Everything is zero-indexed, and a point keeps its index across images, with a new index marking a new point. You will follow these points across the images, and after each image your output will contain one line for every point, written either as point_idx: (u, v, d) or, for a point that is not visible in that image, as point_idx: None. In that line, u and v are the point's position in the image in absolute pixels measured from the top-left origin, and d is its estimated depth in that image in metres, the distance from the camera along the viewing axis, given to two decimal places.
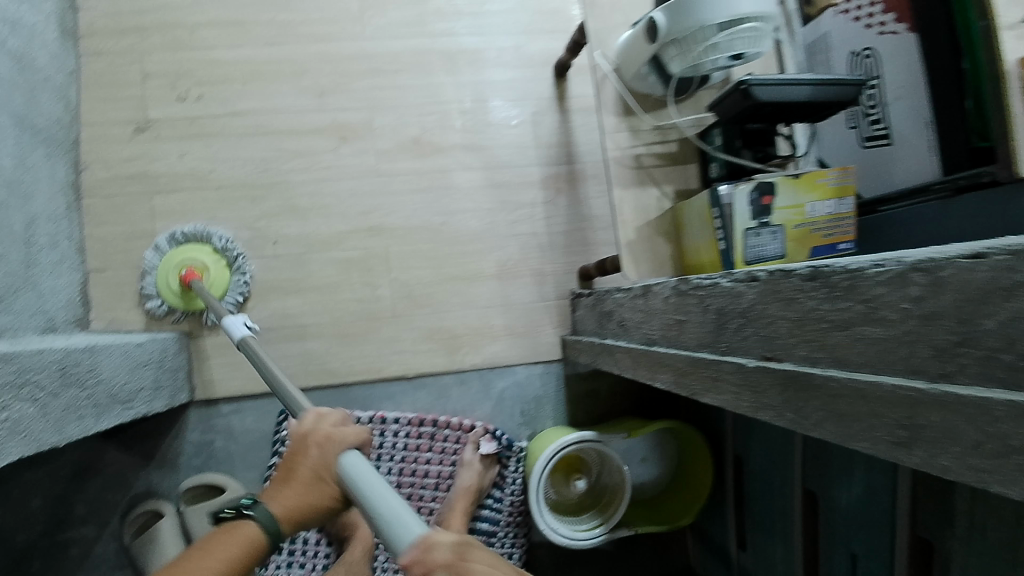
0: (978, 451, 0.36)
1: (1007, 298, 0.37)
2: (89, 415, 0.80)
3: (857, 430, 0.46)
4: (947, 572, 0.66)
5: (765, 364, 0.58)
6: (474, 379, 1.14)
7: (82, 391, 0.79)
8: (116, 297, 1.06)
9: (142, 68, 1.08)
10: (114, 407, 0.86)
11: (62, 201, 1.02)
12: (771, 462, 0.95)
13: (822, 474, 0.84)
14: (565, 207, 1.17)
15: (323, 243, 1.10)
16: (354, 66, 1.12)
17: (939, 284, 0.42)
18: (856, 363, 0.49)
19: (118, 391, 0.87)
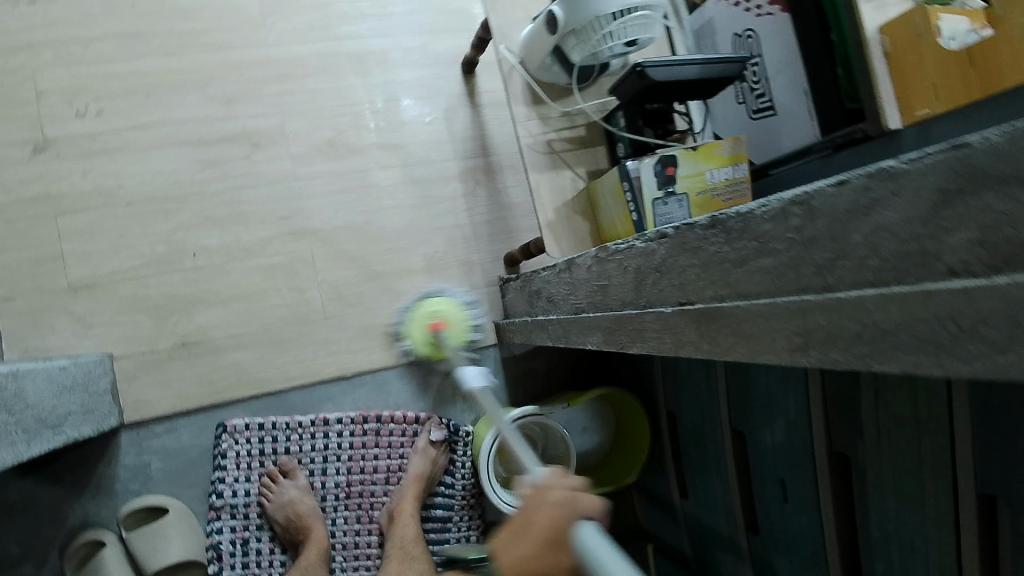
0: (860, 339, 0.44)
1: (867, 213, 0.44)
2: (20, 441, 0.78)
3: (763, 346, 0.53)
4: (862, 479, 0.75)
5: (681, 309, 0.64)
6: (413, 372, 1.16)
7: (11, 418, 0.77)
8: (27, 325, 1.02)
9: (34, 86, 1.04)
10: (44, 432, 0.83)
11: None
12: (700, 412, 1.03)
13: (747, 415, 0.92)
14: (485, 197, 1.21)
15: (247, 252, 1.09)
16: (261, 73, 1.11)
17: (813, 212, 0.49)
18: (755, 292, 0.56)
19: (46, 415, 0.84)
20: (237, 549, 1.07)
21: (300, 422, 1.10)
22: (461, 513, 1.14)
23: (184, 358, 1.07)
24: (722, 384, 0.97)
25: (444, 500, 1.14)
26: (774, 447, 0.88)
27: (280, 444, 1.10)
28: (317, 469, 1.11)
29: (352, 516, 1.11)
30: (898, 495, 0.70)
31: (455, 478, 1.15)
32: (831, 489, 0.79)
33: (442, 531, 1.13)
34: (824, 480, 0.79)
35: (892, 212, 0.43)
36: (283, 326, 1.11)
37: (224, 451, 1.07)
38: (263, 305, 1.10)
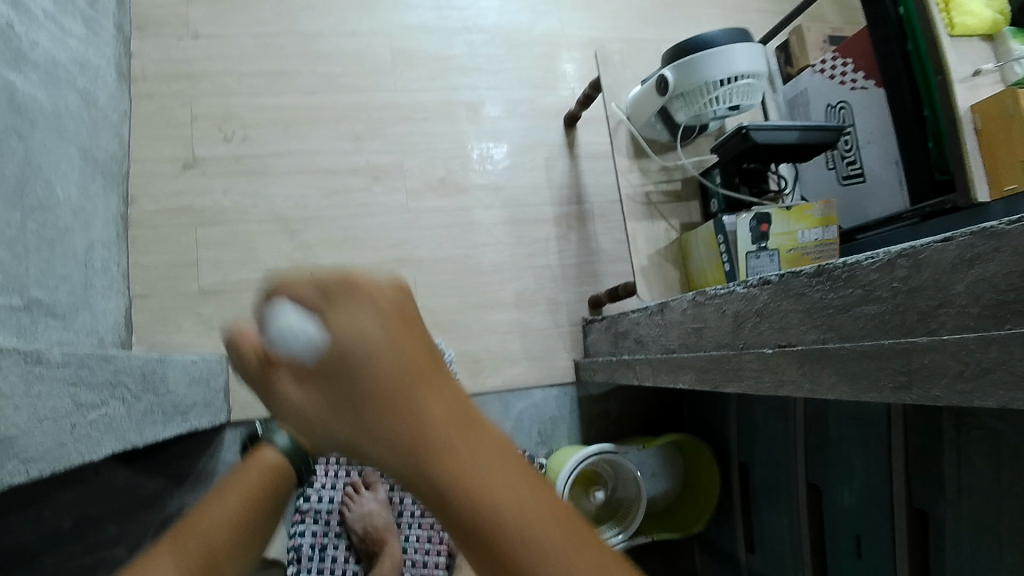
0: (961, 377, 0.48)
1: (971, 266, 0.50)
2: (159, 421, 0.87)
3: (866, 384, 0.57)
4: (942, 535, 0.77)
5: (782, 349, 0.68)
6: (495, 401, 1.21)
7: (155, 398, 0.86)
8: (157, 321, 1.12)
9: (191, 111, 1.18)
10: (176, 416, 0.92)
11: (113, 230, 1.09)
12: (774, 463, 1.06)
13: (823, 467, 0.95)
14: (576, 241, 1.28)
15: (356, 273, 1.19)
16: (386, 114, 1.23)
17: (919, 264, 0.54)
18: (858, 336, 0.60)
19: (179, 402, 0.93)
20: (316, 553, 1.12)
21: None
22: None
23: None
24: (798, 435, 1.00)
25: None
26: (850, 502, 0.90)
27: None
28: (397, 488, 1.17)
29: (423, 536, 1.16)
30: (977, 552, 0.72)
31: None
32: (910, 544, 0.81)
33: None
34: (903, 535, 0.81)
35: (995, 268, 0.48)
36: None
37: (315, 456, 1.15)
38: None
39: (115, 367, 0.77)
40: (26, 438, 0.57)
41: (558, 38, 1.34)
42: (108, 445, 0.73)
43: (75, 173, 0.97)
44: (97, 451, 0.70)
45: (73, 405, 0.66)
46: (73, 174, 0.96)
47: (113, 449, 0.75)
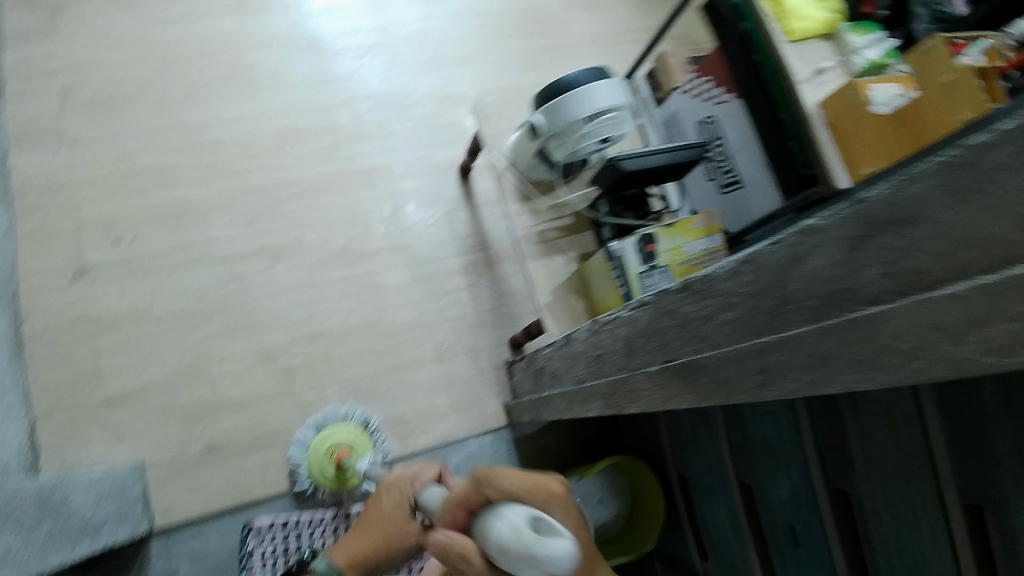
0: (809, 368, 0.50)
1: (800, 262, 0.52)
2: (65, 544, 0.83)
3: (736, 387, 0.59)
4: (862, 508, 0.79)
5: (667, 365, 0.70)
6: (429, 458, 1.20)
7: (54, 522, 0.83)
8: (64, 439, 1.08)
9: (77, 219, 1.16)
10: (87, 536, 0.88)
11: (7, 351, 1.05)
12: (709, 468, 1.09)
13: (751, 465, 0.97)
14: (487, 287, 1.29)
15: (267, 356, 1.17)
16: (278, 193, 1.24)
17: (758, 266, 0.57)
18: (724, 341, 0.62)
19: (89, 520, 0.89)
20: None
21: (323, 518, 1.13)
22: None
23: (210, 462, 1.12)
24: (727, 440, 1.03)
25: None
26: (780, 497, 0.92)
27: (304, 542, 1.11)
28: None
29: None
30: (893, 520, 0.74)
31: None
32: (837, 523, 0.82)
33: None
34: (829, 516, 0.83)
35: (818, 259, 0.51)
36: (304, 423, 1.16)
37: (250, 553, 1.08)
38: (284, 404, 1.16)
39: None
40: None
41: (439, 94, 1.37)
42: None
43: None
44: None
45: None
46: None
47: None
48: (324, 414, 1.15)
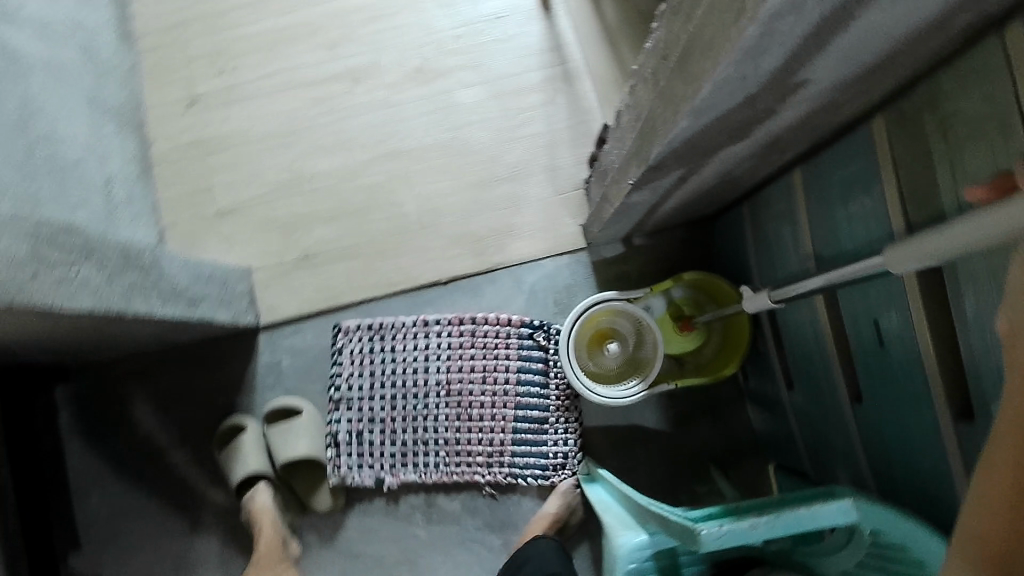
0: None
1: None
2: (156, 300, 0.94)
3: (800, 38, 0.52)
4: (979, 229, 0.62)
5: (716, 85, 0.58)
6: (504, 276, 1.21)
7: (146, 281, 0.93)
8: (194, 232, 1.18)
9: (186, 54, 1.20)
10: (180, 301, 0.99)
11: (134, 169, 1.14)
12: (792, 266, 0.96)
13: (846, 216, 0.82)
14: (565, 104, 1.22)
15: (355, 171, 1.21)
16: (356, 17, 1.23)
17: None
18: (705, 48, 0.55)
19: (182, 290, 1.00)
20: (354, 438, 1.17)
21: (403, 324, 1.17)
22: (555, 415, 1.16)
23: (303, 268, 1.19)
24: (816, 204, 0.88)
25: (538, 402, 1.17)
26: (861, 250, 0.81)
27: (386, 342, 1.18)
28: (419, 370, 1.18)
29: (456, 417, 1.17)
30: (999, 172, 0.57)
31: (550, 379, 1.17)
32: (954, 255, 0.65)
33: (542, 431, 1.16)
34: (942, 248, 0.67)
35: None
36: (385, 237, 1.20)
37: (339, 348, 1.17)
38: (364, 220, 1.20)
39: (94, 239, 0.85)
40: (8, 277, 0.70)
41: None
42: (86, 302, 0.82)
43: (79, 112, 1.04)
44: (73, 300, 0.80)
45: (36, 260, 0.76)
46: (74, 111, 1.03)
47: (92, 307, 0.83)
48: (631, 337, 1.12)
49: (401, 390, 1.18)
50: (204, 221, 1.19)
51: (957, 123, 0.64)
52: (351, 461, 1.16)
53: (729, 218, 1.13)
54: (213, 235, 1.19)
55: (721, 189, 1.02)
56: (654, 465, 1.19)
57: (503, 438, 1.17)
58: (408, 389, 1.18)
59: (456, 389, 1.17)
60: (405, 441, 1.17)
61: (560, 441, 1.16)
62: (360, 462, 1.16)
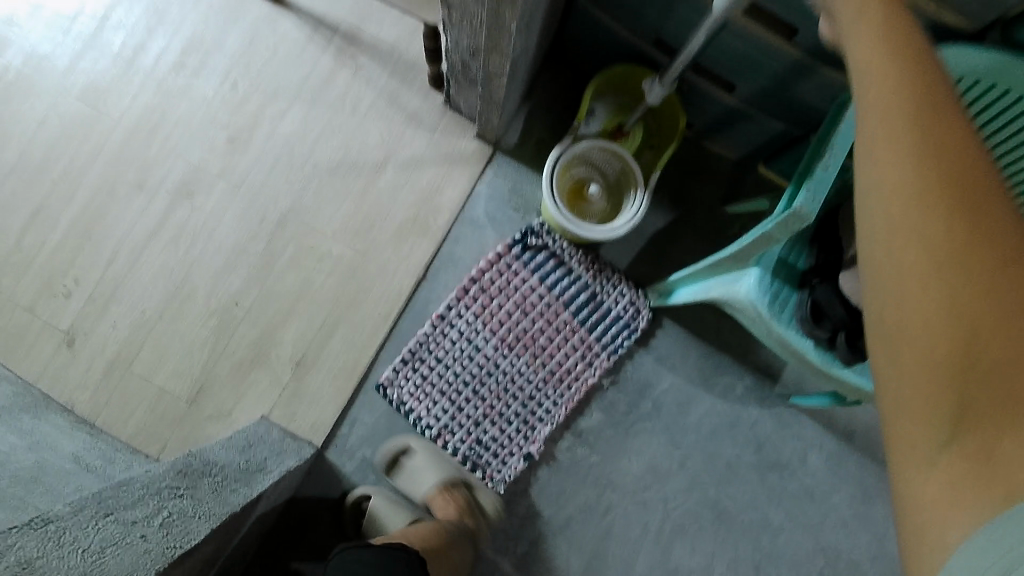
0: None
1: None
2: (241, 485, 0.84)
3: None
4: None
5: None
6: (461, 228, 1.18)
7: (217, 477, 0.83)
8: (188, 434, 1.05)
9: (24, 305, 1.06)
10: (255, 473, 0.89)
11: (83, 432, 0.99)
12: (654, 3, 0.99)
13: None
14: (372, 61, 1.19)
15: (265, 262, 1.11)
16: (136, 145, 1.11)
17: None
18: None
19: (246, 465, 0.90)
20: (479, 449, 1.13)
21: (427, 334, 1.12)
22: (598, 283, 1.18)
23: (307, 373, 1.10)
24: None
25: (576, 286, 1.18)
26: None
27: (429, 359, 1.12)
28: (472, 354, 1.14)
29: (533, 357, 1.16)
30: None
31: (568, 261, 1.18)
32: None
33: (599, 302, 1.18)
34: None
35: None
36: (343, 287, 1.13)
37: (400, 400, 1.11)
38: (313, 290, 1.12)
39: (143, 481, 0.74)
40: (118, 557, 0.61)
41: None
42: (206, 526, 0.72)
43: None
44: (192, 536, 0.69)
45: (130, 525, 0.66)
46: None
47: (212, 526, 0.73)
48: (596, 171, 1.15)
49: (475, 381, 1.14)
50: (186, 418, 1.06)
51: None
52: (495, 466, 1.13)
53: (572, 27, 1.16)
54: (205, 422, 1.06)
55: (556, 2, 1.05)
56: (689, 243, 1.25)
57: (580, 336, 1.18)
58: (480, 376, 1.14)
59: (512, 339, 1.16)
60: (518, 411, 1.15)
61: (618, 296, 1.19)
62: (503, 459, 1.13)
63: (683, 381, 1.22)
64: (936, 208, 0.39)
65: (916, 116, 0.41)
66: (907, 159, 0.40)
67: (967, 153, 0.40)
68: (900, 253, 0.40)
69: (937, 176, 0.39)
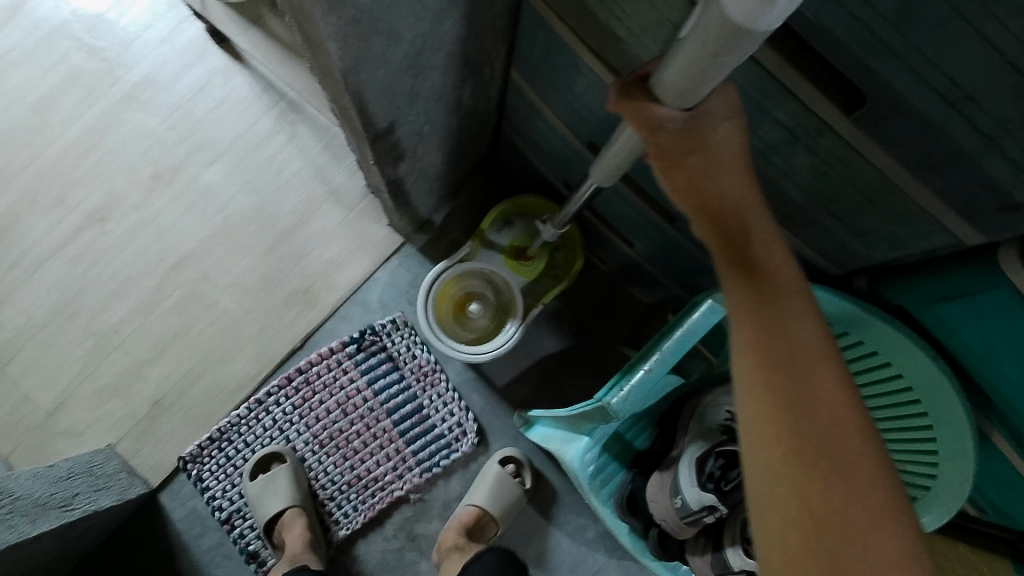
0: None
1: None
2: (22, 523, 0.86)
3: None
4: (645, 26, 0.66)
5: (352, 36, 0.60)
6: (352, 308, 1.20)
7: (2, 510, 0.85)
8: (35, 443, 1.10)
9: None
10: (49, 511, 0.91)
11: None
12: (561, 150, 1.04)
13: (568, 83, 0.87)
14: (309, 130, 1.22)
15: (155, 300, 1.16)
16: (68, 164, 1.18)
17: None
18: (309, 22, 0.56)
19: (45, 499, 0.92)
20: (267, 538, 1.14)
21: (237, 415, 1.14)
22: (426, 396, 1.19)
23: (163, 414, 1.14)
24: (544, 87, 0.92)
25: (402, 397, 1.19)
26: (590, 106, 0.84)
27: (236, 440, 1.15)
28: (285, 442, 1.16)
29: (348, 456, 1.18)
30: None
31: (403, 369, 1.20)
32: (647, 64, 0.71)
33: (423, 417, 1.19)
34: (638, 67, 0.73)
35: None
36: (220, 339, 1.16)
37: (198, 475, 1.13)
38: (192, 335, 1.16)
39: None
40: None
41: None
42: None
43: None
44: None
45: None
46: None
47: None
48: (488, 288, 1.16)
49: None
50: (38, 429, 1.11)
51: None
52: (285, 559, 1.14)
53: (505, 142, 1.18)
54: (55, 437, 1.11)
55: (473, 123, 1.05)
56: (578, 375, 1.23)
57: (397, 447, 1.19)
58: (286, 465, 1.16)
59: (331, 434, 1.17)
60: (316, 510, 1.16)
61: (444, 413, 1.20)
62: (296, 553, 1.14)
63: (532, 511, 1.20)
64: (782, 406, 0.48)
65: (770, 311, 0.51)
66: (761, 361, 0.50)
67: (824, 396, 0.49)
68: (772, 474, 0.47)
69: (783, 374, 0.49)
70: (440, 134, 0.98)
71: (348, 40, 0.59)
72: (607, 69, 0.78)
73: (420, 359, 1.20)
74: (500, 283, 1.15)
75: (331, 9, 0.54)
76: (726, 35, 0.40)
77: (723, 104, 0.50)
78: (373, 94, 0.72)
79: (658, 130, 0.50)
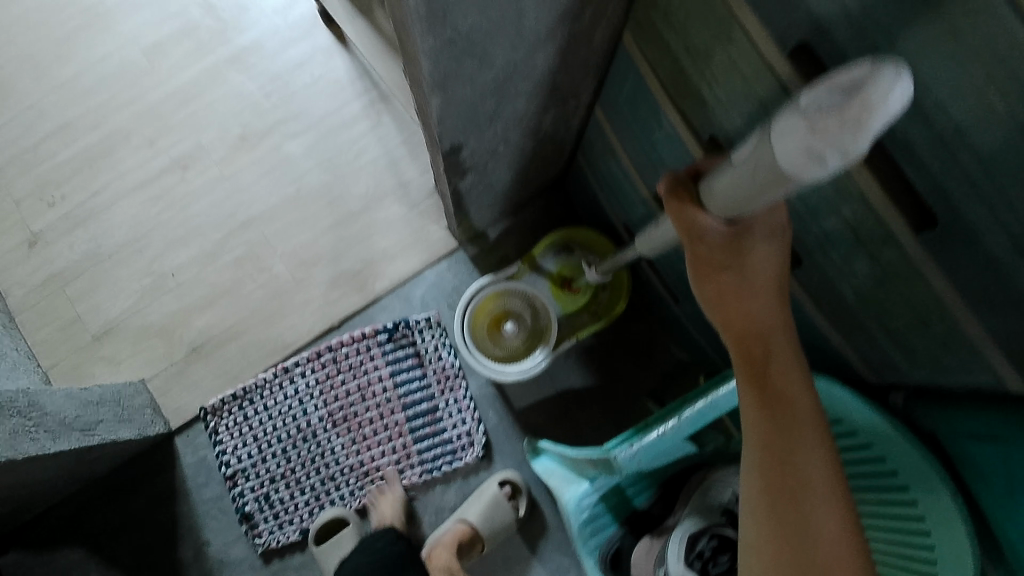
0: None
1: None
2: (44, 438, 0.91)
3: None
4: (731, 100, 0.66)
5: (442, 58, 0.62)
6: (393, 300, 1.22)
7: (28, 422, 0.90)
8: (78, 363, 1.17)
9: (13, 197, 1.21)
10: (70, 432, 0.96)
11: None
12: (629, 193, 1.03)
13: (646, 134, 0.87)
14: (392, 123, 1.26)
15: (214, 254, 1.21)
16: (165, 110, 1.24)
17: None
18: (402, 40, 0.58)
19: (70, 419, 0.97)
20: (263, 503, 1.17)
21: (265, 378, 1.18)
22: (443, 399, 1.21)
23: (198, 362, 1.19)
24: (622, 131, 0.92)
25: (421, 395, 1.21)
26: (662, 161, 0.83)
27: (257, 402, 1.18)
28: (300, 414, 1.19)
29: (355, 440, 1.20)
30: (730, 53, 0.62)
31: (426, 367, 1.22)
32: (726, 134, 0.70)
33: (436, 419, 1.21)
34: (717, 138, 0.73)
35: None
36: (264, 303, 1.21)
37: (215, 428, 1.17)
38: (240, 294, 1.21)
39: None
40: None
41: None
42: None
43: None
44: None
45: None
46: None
47: None
48: (527, 310, 1.17)
49: (289, 440, 1.19)
50: (83, 350, 1.18)
51: (674, 12, 0.68)
52: (275, 526, 1.17)
53: (576, 173, 1.18)
54: (97, 361, 1.17)
55: (547, 149, 1.06)
56: (595, 415, 1.22)
57: (404, 441, 1.21)
58: (297, 435, 1.19)
59: (343, 415, 1.20)
60: (314, 485, 1.19)
61: (458, 420, 1.21)
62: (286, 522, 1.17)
63: (521, 537, 1.20)
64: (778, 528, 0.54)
65: (784, 437, 0.55)
66: (765, 472, 0.55)
67: (818, 525, 0.53)
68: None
69: (780, 490, 0.54)
70: (512, 155, 0.99)
71: (436, 62, 0.61)
72: (687, 129, 0.77)
73: (445, 360, 1.22)
74: (539, 308, 1.16)
75: (424, 32, 0.56)
76: (778, 177, 0.43)
77: (769, 226, 0.53)
78: (451, 111, 0.74)
79: (701, 238, 0.55)
